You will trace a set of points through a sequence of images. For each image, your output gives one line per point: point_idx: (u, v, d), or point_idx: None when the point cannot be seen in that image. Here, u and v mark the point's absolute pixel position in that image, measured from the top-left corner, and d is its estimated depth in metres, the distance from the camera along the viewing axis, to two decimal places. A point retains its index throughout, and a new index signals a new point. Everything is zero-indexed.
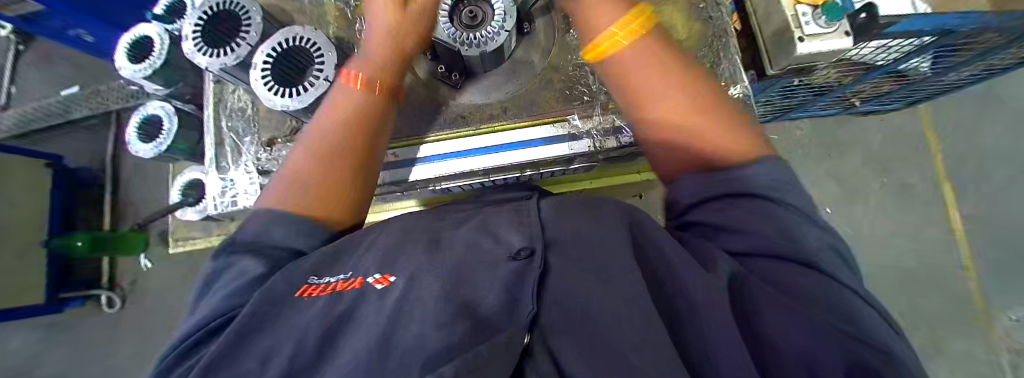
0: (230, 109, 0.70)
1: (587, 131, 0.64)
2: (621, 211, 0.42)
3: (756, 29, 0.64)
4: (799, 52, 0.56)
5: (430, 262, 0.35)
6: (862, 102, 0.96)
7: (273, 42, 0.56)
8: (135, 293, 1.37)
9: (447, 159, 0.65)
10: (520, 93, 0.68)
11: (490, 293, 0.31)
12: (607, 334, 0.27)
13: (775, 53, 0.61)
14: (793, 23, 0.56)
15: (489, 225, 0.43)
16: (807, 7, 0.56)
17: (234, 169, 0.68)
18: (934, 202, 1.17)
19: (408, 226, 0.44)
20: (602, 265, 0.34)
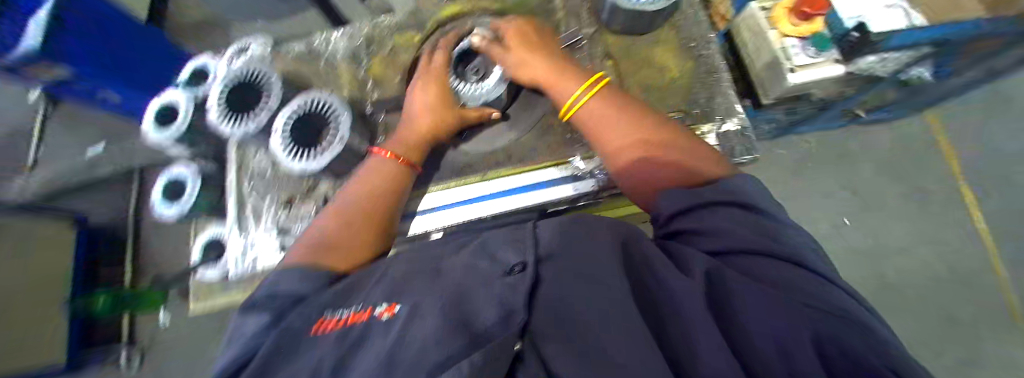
0: (252, 171, 0.64)
1: (591, 171, 0.57)
2: (612, 226, 0.36)
3: (750, 65, 0.77)
4: (792, 79, 0.66)
5: (431, 287, 0.30)
6: (866, 112, 0.98)
7: (291, 106, 0.49)
8: (156, 347, 1.29)
9: (450, 209, 0.57)
10: (522, 140, 0.60)
11: (488, 306, 0.26)
12: (598, 335, 0.23)
13: (767, 84, 0.73)
14: (784, 55, 0.67)
15: (487, 245, 0.36)
16: (795, 40, 0.67)
17: (256, 228, 0.61)
18: (961, 207, 1.06)
19: (415, 255, 0.38)
20: (596, 271, 0.29)
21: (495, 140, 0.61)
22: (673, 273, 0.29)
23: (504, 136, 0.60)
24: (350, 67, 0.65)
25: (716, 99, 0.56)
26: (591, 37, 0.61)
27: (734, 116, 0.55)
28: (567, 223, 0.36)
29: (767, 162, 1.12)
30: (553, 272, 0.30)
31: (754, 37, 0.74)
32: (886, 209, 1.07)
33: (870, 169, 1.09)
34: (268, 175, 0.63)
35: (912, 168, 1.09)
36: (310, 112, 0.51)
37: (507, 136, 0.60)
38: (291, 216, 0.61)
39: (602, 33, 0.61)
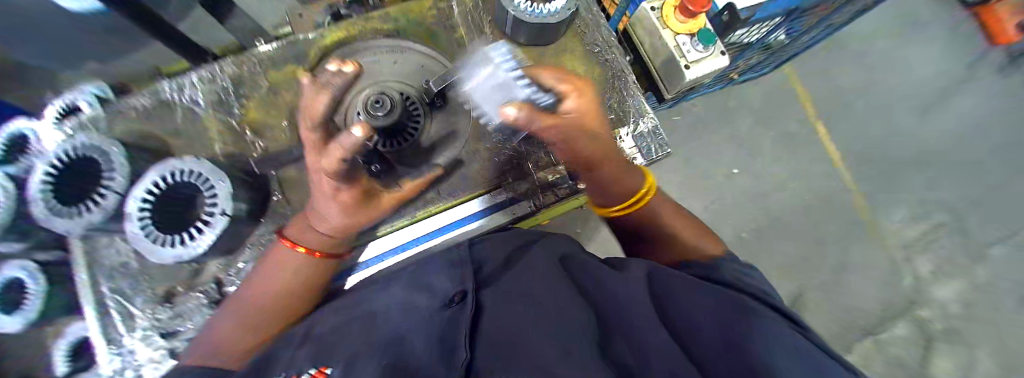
0: (107, 267, 0.51)
1: (523, 193, 0.58)
2: (549, 250, 0.39)
3: (647, 57, 0.79)
4: (687, 76, 0.70)
5: (363, 337, 0.27)
6: (740, 75, 1.17)
7: (148, 182, 0.44)
8: None
9: (386, 257, 0.56)
10: (449, 169, 0.57)
11: (427, 340, 0.25)
12: (536, 341, 0.22)
13: (667, 82, 0.76)
14: (678, 52, 0.70)
15: (419, 278, 0.37)
16: (685, 37, 0.71)
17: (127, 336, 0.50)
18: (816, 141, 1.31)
19: (349, 302, 0.36)
20: (539, 294, 0.29)
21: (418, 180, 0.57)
22: (612, 276, 0.33)
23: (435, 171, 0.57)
24: (217, 116, 0.55)
25: (628, 102, 0.61)
26: None
27: (647, 115, 0.61)
28: (510, 251, 0.41)
29: (674, 132, 1.26)
30: (493, 296, 0.31)
31: (648, 36, 0.76)
32: (767, 156, 1.29)
33: (750, 123, 1.29)
34: (134, 269, 0.52)
35: (777, 116, 1.31)
36: (173, 185, 0.45)
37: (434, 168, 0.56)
38: (175, 313, 0.51)
39: (509, 46, 0.61)
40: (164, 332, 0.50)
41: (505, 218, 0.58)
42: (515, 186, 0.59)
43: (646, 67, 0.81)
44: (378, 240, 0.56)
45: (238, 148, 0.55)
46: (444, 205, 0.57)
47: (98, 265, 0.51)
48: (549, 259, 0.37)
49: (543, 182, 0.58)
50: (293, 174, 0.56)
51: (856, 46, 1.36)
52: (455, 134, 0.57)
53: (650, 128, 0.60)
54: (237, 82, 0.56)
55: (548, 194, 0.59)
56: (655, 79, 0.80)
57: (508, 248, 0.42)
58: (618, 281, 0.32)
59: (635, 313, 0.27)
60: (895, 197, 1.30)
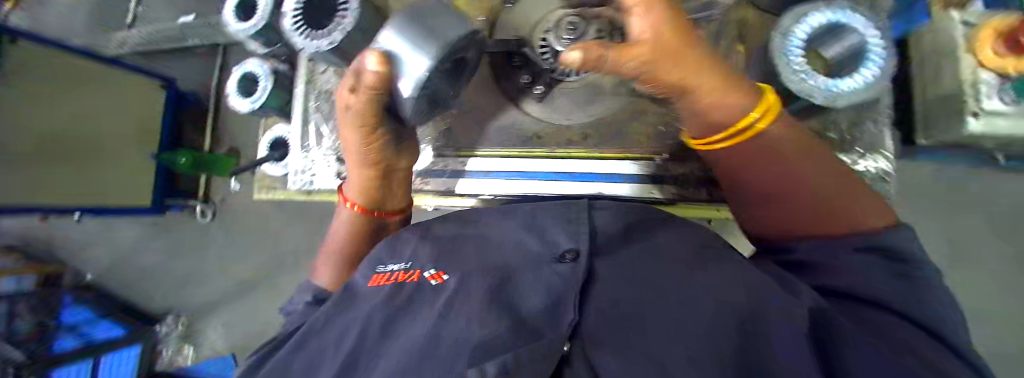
0: (320, 90, 0.62)
1: (674, 176, 0.51)
2: (684, 238, 0.36)
3: (913, 93, 0.57)
4: (970, 130, 0.48)
5: (478, 260, 0.33)
6: (1011, 161, 0.76)
7: None
8: (222, 213, 1.43)
9: (514, 178, 0.55)
10: (607, 120, 0.54)
11: (537, 296, 0.29)
12: (652, 345, 0.24)
13: (928, 127, 0.55)
14: (972, 92, 0.47)
15: (535, 221, 0.38)
16: (990, 76, 0.46)
17: (315, 147, 0.61)
18: None
19: (461, 218, 0.43)
20: (654, 282, 0.29)
21: (569, 115, 0.55)
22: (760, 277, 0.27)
23: (587, 111, 0.55)
24: None
25: (865, 126, 0.42)
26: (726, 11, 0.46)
27: (880, 153, 0.42)
28: (628, 221, 0.39)
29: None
30: (603, 271, 0.32)
31: (935, 57, 0.53)
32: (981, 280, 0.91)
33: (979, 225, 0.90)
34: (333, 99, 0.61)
35: None
36: None
37: (590, 112, 0.54)
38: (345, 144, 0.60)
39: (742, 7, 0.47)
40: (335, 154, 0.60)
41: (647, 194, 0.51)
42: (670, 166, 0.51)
43: (910, 106, 0.58)
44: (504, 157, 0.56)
45: None
46: (585, 153, 0.53)
47: (316, 82, 0.62)
48: (670, 247, 0.33)
49: (704, 177, 0.50)
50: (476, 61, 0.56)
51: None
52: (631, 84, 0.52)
53: (872, 169, 0.42)
54: None
55: (702, 190, 0.51)
56: (913, 116, 0.58)
57: (631, 219, 0.39)
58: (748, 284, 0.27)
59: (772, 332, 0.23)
60: None
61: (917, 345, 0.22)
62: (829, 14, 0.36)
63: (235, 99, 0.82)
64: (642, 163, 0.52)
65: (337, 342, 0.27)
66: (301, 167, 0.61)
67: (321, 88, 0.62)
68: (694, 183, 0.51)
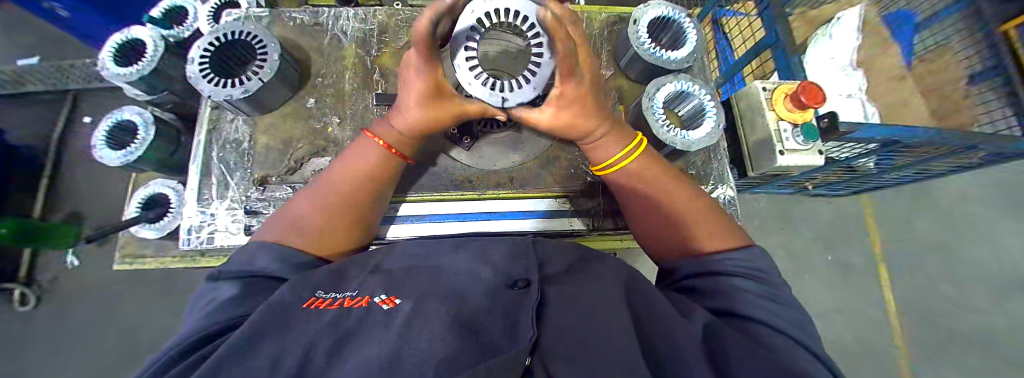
0: (223, 140, 0.49)
1: (585, 210, 0.56)
2: (616, 267, 0.43)
3: (741, 137, 0.78)
4: (779, 162, 0.68)
5: (434, 288, 0.35)
6: (815, 187, 1.09)
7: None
8: (55, 297, 1.07)
9: (444, 220, 0.55)
10: (526, 163, 0.56)
11: (491, 312, 0.31)
12: (595, 357, 0.28)
13: (756, 161, 0.75)
14: (776, 137, 0.69)
15: (487, 251, 0.42)
16: (787, 125, 0.70)
17: (216, 199, 0.47)
18: (871, 276, 1.20)
19: (413, 250, 0.43)
20: (592, 304, 0.35)
21: (487, 158, 0.56)
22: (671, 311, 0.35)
23: (506, 157, 0.56)
24: (356, 53, 0.54)
25: (712, 164, 0.58)
26: (607, 80, 0.61)
27: (725, 184, 0.57)
28: (571, 262, 0.44)
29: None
30: (551, 294, 0.36)
31: (750, 113, 0.75)
32: (826, 279, 1.18)
33: (810, 233, 1.19)
34: (244, 149, 0.49)
35: (838, 237, 1.21)
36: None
37: (511, 159, 0.56)
38: (264, 197, 0.47)
39: (618, 78, 0.62)
40: (247, 210, 0.47)
41: (564, 227, 0.55)
42: (582, 202, 0.57)
43: (740, 146, 0.79)
44: (432, 201, 0.55)
45: (360, 66, 0.53)
46: (509, 194, 0.55)
47: (217, 133, 0.50)
48: (612, 283, 0.39)
49: (608, 208, 0.57)
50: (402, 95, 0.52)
51: (944, 200, 1.24)
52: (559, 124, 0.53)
53: (723, 196, 0.57)
54: (383, 29, 0.55)
55: (608, 220, 0.57)
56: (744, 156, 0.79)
57: (572, 256, 0.46)
58: (676, 321, 0.33)
59: (685, 357, 0.30)
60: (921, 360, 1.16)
61: (777, 345, 0.30)
62: (680, 84, 0.52)
63: (98, 153, 0.67)
64: (559, 201, 0.56)
65: (261, 366, 0.24)
66: (195, 225, 0.46)
67: (218, 123, 0.50)
68: (601, 215, 0.57)
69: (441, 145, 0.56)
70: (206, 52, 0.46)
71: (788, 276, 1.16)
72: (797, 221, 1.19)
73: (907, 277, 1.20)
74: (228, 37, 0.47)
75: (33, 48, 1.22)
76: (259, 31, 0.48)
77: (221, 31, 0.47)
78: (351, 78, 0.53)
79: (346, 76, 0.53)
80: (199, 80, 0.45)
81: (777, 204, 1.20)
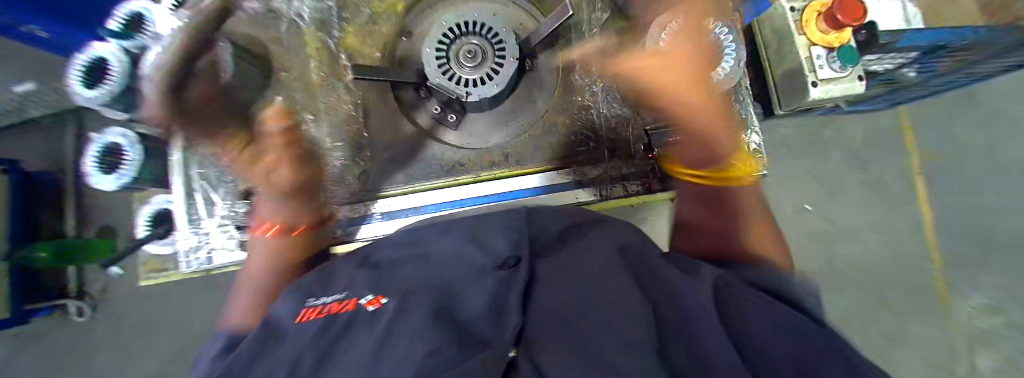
0: (197, 154, 0.47)
1: (593, 178, 0.51)
2: (617, 233, 0.39)
3: (767, 67, 0.70)
4: (811, 95, 0.60)
5: (419, 280, 0.31)
6: (848, 106, 0.98)
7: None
8: (110, 308, 1.16)
9: (438, 209, 0.49)
10: (523, 135, 0.52)
11: (480, 296, 0.27)
12: (597, 335, 0.22)
13: (784, 94, 0.67)
14: (808, 66, 0.60)
15: (477, 232, 0.38)
16: (822, 50, 0.60)
17: (207, 219, 0.48)
18: (913, 198, 1.11)
19: (403, 241, 0.41)
20: (592, 277, 0.30)
21: (476, 133, 0.51)
22: (687, 284, 0.31)
23: (493, 134, 0.52)
24: (317, 32, 0.49)
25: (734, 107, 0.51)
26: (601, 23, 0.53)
27: (751, 130, 0.51)
28: (568, 231, 0.40)
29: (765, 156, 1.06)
30: (547, 270, 0.32)
31: (775, 39, 0.66)
32: (861, 210, 1.10)
33: (842, 162, 1.10)
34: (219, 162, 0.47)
35: (877, 161, 1.11)
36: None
37: (504, 132, 0.52)
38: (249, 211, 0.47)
39: (616, 21, 0.52)
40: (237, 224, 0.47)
41: (571, 199, 0.50)
42: (587, 169, 0.52)
43: (763, 69, 0.71)
44: (422, 191, 0.50)
45: (326, 51, 0.49)
46: (508, 172, 0.50)
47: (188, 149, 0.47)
48: (620, 256, 0.35)
49: (617, 172, 0.52)
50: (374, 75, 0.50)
51: (995, 105, 1.11)
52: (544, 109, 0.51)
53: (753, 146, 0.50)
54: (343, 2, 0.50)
55: (617, 186, 0.52)
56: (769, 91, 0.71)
57: (569, 225, 0.41)
58: (692, 292, 0.30)
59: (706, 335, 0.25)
60: (969, 281, 1.10)
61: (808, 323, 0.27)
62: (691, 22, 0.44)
63: (99, 180, 0.69)
64: (563, 172, 0.51)
65: None
66: (193, 246, 0.48)
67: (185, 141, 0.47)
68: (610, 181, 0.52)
69: (427, 129, 0.50)
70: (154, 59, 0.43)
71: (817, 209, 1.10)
72: (828, 150, 1.10)
73: (955, 196, 1.11)
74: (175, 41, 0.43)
75: (14, 74, 1.19)
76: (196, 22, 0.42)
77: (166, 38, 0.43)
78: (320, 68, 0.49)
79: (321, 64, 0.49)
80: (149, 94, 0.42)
81: (806, 134, 1.10)
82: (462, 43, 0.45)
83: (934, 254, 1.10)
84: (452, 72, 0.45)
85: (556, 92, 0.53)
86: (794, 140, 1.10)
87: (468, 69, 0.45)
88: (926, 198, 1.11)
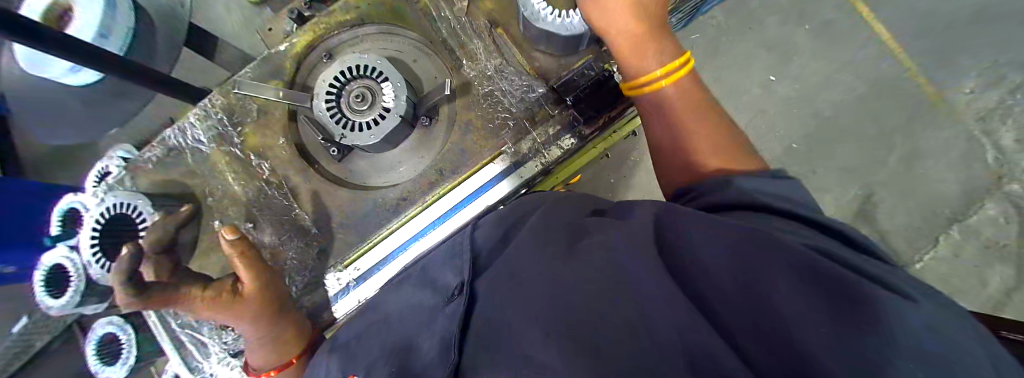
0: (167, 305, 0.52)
1: (527, 153, 0.50)
2: (551, 204, 0.41)
3: None
4: None
5: (385, 346, 0.35)
6: None
7: (98, 169, 0.67)
8: None
9: (400, 252, 0.50)
10: (446, 144, 0.52)
11: (431, 346, 0.32)
12: (515, 335, 0.26)
13: None
14: None
15: (429, 273, 0.42)
16: None
17: (207, 361, 0.51)
18: (856, 23, 1.10)
19: (367, 310, 0.44)
20: (523, 270, 0.33)
21: (402, 167, 0.53)
22: (615, 227, 0.33)
23: (414, 164, 0.53)
24: (222, 148, 0.53)
25: None
26: (469, 12, 0.52)
27: None
28: (506, 227, 0.42)
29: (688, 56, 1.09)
30: (483, 281, 0.36)
31: None
32: (806, 54, 1.10)
33: (775, 22, 1.10)
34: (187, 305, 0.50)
35: (807, 5, 1.10)
36: (103, 174, 0.68)
37: (428, 152, 0.53)
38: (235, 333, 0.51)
39: (478, 4, 0.52)
40: (234, 352, 0.51)
41: (516, 181, 0.50)
42: (519, 144, 0.50)
43: None
44: (377, 244, 0.51)
45: (252, 160, 0.53)
46: (447, 186, 0.51)
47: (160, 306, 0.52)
48: (546, 226, 0.37)
49: (545, 136, 0.50)
50: (286, 152, 0.53)
51: None
52: (458, 124, 0.52)
53: None
54: (230, 112, 0.53)
55: (554, 147, 0.50)
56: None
57: (506, 219, 0.43)
58: (619, 234, 0.31)
59: (638, 269, 0.26)
60: (943, 72, 1.10)
61: (743, 224, 0.27)
62: None
63: (103, 372, 0.72)
64: (499, 160, 0.50)
65: None
66: None
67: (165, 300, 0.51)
68: (542, 147, 0.50)
69: (360, 180, 0.54)
70: (96, 237, 0.50)
71: (775, 78, 1.09)
72: (752, 19, 1.10)
73: (892, 1, 1.10)
74: (108, 216, 0.51)
75: None
76: (129, 199, 0.51)
77: (100, 213, 0.51)
78: (253, 176, 0.53)
79: (249, 168, 0.53)
80: (102, 268, 0.51)
81: (727, 16, 1.10)
82: (351, 89, 0.48)
83: (900, 63, 1.10)
84: (348, 121, 0.47)
85: (456, 90, 0.53)
86: (724, 25, 1.10)
87: (358, 111, 0.47)
88: (868, 17, 1.10)
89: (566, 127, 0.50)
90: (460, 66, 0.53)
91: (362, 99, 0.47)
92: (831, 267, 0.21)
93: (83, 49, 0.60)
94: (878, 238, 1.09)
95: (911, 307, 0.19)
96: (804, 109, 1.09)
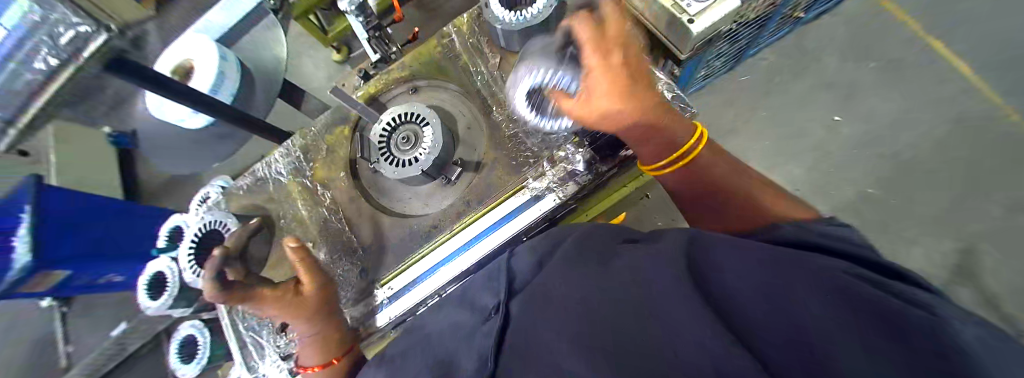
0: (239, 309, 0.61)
1: (548, 186, 0.54)
2: (584, 232, 0.44)
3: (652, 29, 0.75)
4: (693, 30, 0.66)
5: (424, 357, 0.38)
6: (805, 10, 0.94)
7: (202, 193, 0.83)
8: None
9: (430, 273, 0.54)
10: (473, 178, 0.59)
11: (469, 358, 0.34)
12: (548, 347, 0.28)
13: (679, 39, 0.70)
14: (677, 10, 0.66)
15: (468, 295, 0.46)
16: None
17: (262, 361, 0.58)
18: (930, 64, 1.05)
19: (411, 328, 0.48)
20: (556, 287, 0.35)
21: (435, 198, 0.60)
22: (645, 253, 0.34)
23: (447, 194, 0.60)
24: (297, 179, 0.65)
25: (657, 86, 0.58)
26: (501, 68, 0.61)
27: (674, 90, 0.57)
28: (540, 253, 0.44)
29: (740, 95, 1.09)
30: (518, 302, 0.38)
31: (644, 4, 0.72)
32: (873, 95, 1.05)
33: (834, 64, 1.08)
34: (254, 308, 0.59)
35: (870, 48, 1.08)
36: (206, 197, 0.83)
37: (460, 185, 0.59)
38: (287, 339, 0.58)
39: (509, 59, 0.61)
40: (285, 355, 0.57)
41: (535, 213, 0.53)
42: (540, 177, 0.55)
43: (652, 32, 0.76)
44: (410, 267, 0.56)
45: (319, 189, 0.64)
46: (475, 215, 0.56)
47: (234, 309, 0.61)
48: (580, 249, 0.40)
49: (563, 171, 0.54)
50: (345, 184, 0.63)
51: None
52: (489, 160, 0.59)
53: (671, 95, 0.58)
54: (305, 150, 0.65)
55: (571, 183, 0.54)
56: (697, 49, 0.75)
57: (541, 246, 0.46)
58: (650, 259, 0.33)
59: (666, 291, 0.28)
60: None
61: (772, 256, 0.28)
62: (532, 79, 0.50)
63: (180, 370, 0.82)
64: (522, 192, 0.54)
65: None
66: None
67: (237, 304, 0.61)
68: (562, 182, 0.54)
69: (401, 208, 0.61)
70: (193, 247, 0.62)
71: (840, 118, 1.05)
72: (809, 61, 1.09)
73: (971, 44, 1.05)
74: (203, 230, 0.62)
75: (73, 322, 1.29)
76: (219, 217, 0.62)
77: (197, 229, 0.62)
78: (317, 203, 0.63)
79: (317, 194, 0.64)
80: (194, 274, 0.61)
81: (783, 56, 1.10)
82: (399, 132, 0.57)
83: (987, 108, 1.02)
84: (394, 156, 0.56)
85: (486, 132, 0.60)
86: (779, 65, 1.09)
87: (403, 150, 0.55)
88: (944, 58, 1.05)
89: (586, 164, 0.54)
90: (491, 111, 0.61)
91: (407, 139, 0.55)
92: (865, 302, 0.22)
93: (192, 95, 0.77)
94: (968, 297, 0.96)
95: (960, 335, 0.19)
96: (874, 151, 1.04)
